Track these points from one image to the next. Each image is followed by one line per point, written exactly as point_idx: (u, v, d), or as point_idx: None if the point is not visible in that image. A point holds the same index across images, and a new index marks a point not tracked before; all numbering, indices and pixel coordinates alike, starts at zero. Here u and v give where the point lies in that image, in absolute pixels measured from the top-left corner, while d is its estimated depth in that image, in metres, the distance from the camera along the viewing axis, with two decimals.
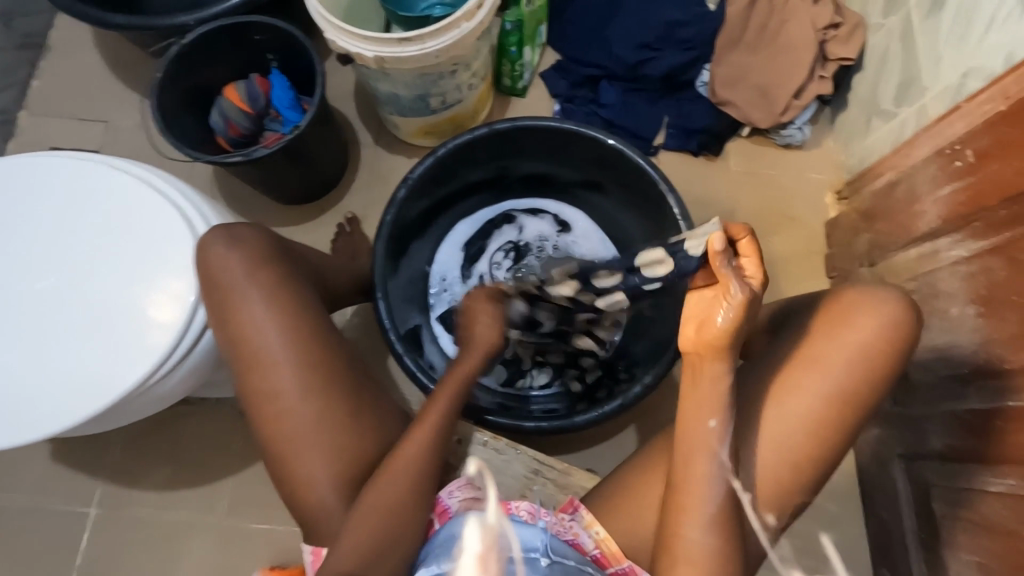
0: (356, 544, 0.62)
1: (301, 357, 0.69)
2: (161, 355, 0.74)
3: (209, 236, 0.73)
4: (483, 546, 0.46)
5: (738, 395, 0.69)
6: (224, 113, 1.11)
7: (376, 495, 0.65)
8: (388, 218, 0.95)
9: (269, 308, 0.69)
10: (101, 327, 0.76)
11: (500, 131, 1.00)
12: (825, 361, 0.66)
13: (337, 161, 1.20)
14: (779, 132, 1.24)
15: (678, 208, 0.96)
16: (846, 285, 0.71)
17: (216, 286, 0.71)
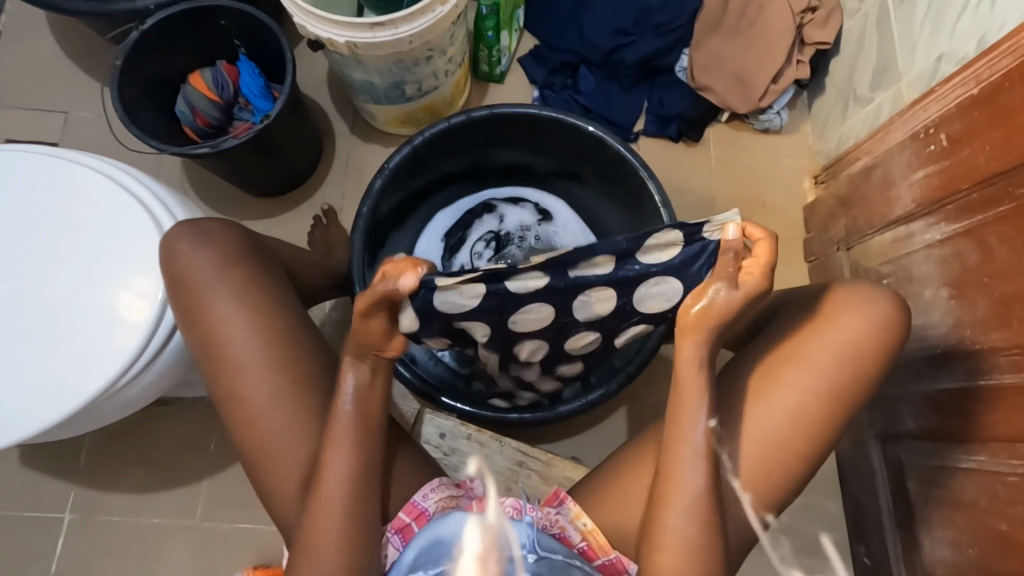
0: (329, 545, 0.61)
1: (269, 355, 0.67)
2: (131, 358, 0.71)
3: (177, 232, 0.70)
4: (485, 547, 0.61)
5: (725, 387, 0.70)
6: (190, 102, 1.06)
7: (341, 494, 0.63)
8: (365, 210, 0.93)
9: (242, 306, 0.67)
10: (64, 329, 0.73)
11: (477, 119, 0.98)
12: (816, 356, 0.66)
13: (311, 151, 1.17)
14: (758, 117, 1.24)
15: (660, 196, 0.95)
16: (837, 284, 0.71)
17: (182, 283, 0.68)
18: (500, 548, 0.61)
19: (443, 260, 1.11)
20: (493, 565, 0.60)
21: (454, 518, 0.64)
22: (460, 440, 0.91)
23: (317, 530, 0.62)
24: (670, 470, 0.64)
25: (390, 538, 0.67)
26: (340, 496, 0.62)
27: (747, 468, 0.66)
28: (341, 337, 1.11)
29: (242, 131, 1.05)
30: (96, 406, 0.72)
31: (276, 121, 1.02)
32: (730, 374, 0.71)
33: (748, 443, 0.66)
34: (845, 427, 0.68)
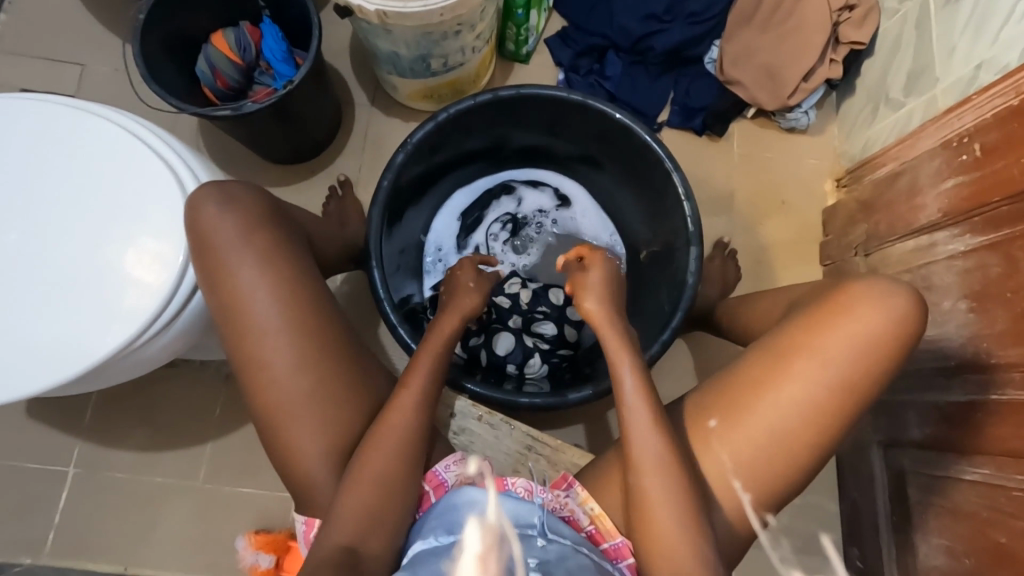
0: (346, 513, 0.62)
1: (294, 325, 0.66)
2: (149, 318, 0.71)
3: (203, 195, 0.69)
4: (483, 547, 0.59)
5: (729, 377, 0.69)
6: (211, 63, 1.04)
7: (374, 466, 0.64)
8: (386, 183, 0.92)
9: (262, 272, 0.67)
10: (84, 285, 0.72)
11: (504, 98, 0.96)
12: (831, 351, 0.65)
13: (328, 122, 1.16)
14: (785, 115, 1.22)
15: (683, 187, 0.93)
16: (855, 277, 0.69)
17: (206, 247, 0.68)
18: (502, 552, 0.59)
19: (459, 239, 1.13)
20: (493, 564, 0.58)
21: (465, 495, 0.66)
22: (470, 420, 0.89)
23: (342, 497, 0.63)
24: (671, 463, 0.64)
25: None
26: (359, 469, 0.64)
27: (749, 461, 0.65)
28: (354, 313, 1.10)
29: (263, 97, 1.03)
30: (112, 364, 0.71)
31: (299, 87, 1.00)
32: (734, 365, 0.70)
33: (753, 436, 0.65)
34: (853, 424, 0.67)
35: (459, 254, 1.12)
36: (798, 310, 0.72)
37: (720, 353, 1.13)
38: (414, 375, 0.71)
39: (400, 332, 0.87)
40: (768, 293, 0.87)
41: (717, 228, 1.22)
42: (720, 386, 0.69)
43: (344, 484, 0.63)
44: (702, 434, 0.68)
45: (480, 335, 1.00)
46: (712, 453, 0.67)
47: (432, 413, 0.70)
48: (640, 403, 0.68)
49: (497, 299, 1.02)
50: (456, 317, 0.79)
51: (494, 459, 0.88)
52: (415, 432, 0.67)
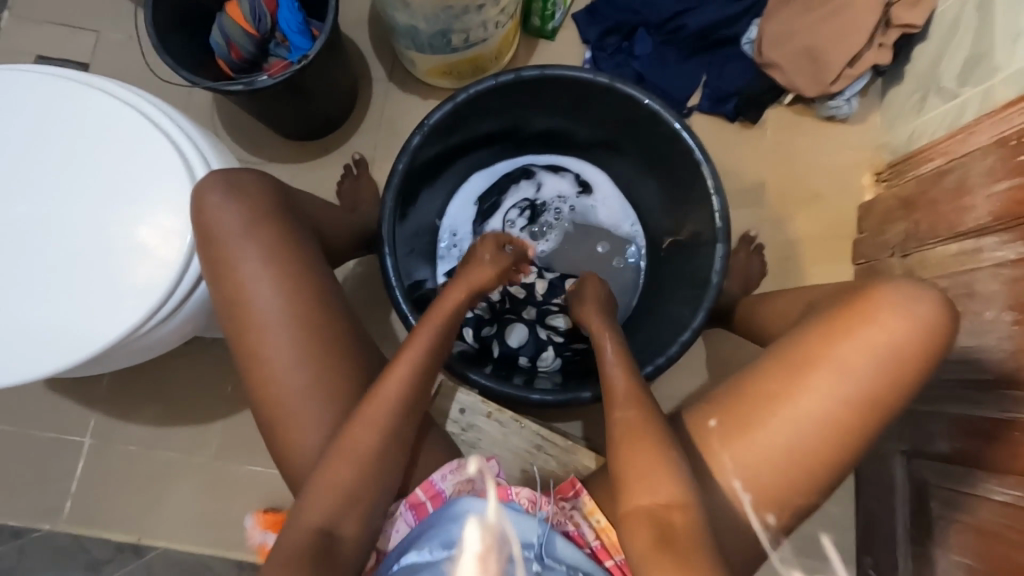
0: (320, 500, 0.61)
1: (289, 318, 0.64)
2: (154, 302, 0.70)
3: (208, 182, 0.67)
4: (482, 548, 0.60)
5: (739, 387, 0.65)
6: (225, 34, 1.00)
7: (354, 446, 0.62)
8: (400, 166, 0.89)
9: (267, 264, 0.65)
10: (89, 268, 0.71)
11: (526, 79, 0.91)
12: (850, 363, 0.61)
13: (344, 99, 1.12)
14: (825, 103, 1.14)
15: (713, 180, 0.88)
16: (876, 281, 0.65)
17: (206, 235, 0.66)
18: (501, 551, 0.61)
19: (474, 225, 1.09)
20: (492, 565, 0.59)
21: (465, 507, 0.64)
22: (479, 416, 0.88)
23: (315, 484, 0.61)
24: (663, 455, 0.62)
25: (403, 513, 0.67)
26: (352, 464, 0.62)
27: (763, 476, 0.62)
28: (365, 297, 1.09)
29: (277, 71, 0.99)
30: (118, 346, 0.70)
31: (314, 60, 0.96)
32: (746, 374, 0.66)
33: (765, 448, 0.62)
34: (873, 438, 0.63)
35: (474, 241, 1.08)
36: (816, 312, 0.68)
37: (740, 353, 1.09)
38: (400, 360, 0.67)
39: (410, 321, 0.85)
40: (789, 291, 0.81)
41: (745, 220, 1.16)
42: (735, 389, 0.66)
43: (321, 471, 0.62)
44: (708, 440, 0.64)
45: (492, 325, 0.98)
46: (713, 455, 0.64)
47: (420, 399, 0.67)
48: (638, 407, 0.68)
49: (511, 289, 0.99)
50: (464, 294, 0.77)
51: (502, 456, 0.87)
52: (398, 412, 0.64)
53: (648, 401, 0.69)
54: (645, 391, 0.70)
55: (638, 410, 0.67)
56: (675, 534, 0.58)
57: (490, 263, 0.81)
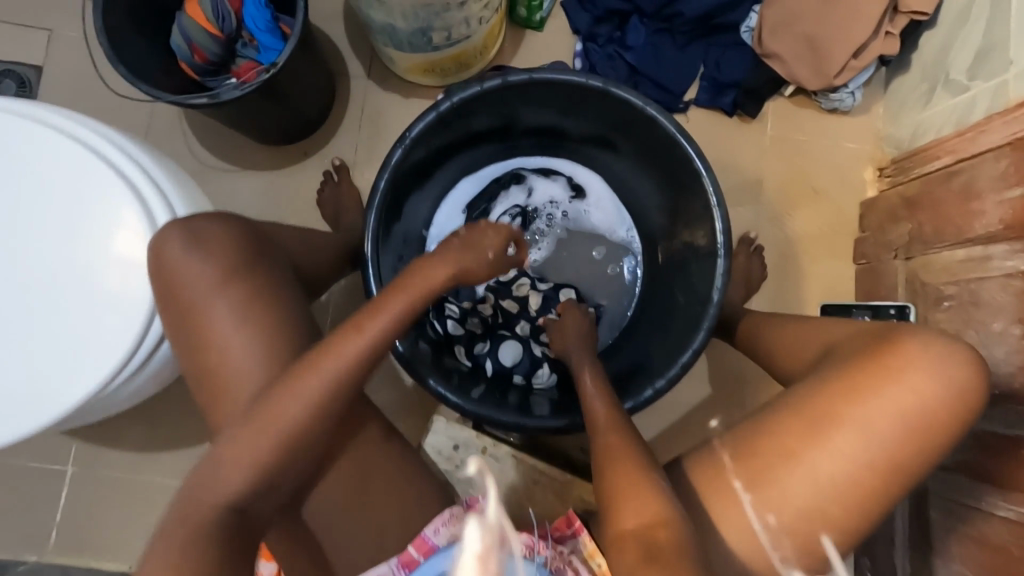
0: (239, 454, 0.58)
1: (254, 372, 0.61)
2: (127, 350, 0.65)
3: (169, 233, 0.63)
4: (483, 547, 0.51)
5: (751, 427, 0.63)
6: (187, 36, 0.93)
7: (283, 408, 0.59)
8: (383, 183, 0.83)
9: (237, 312, 0.61)
10: (45, 324, 0.65)
11: (513, 84, 0.85)
12: (877, 423, 0.59)
13: (320, 101, 1.05)
14: (827, 95, 1.09)
15: (714, 191, 0.83)
16: (908, 334, 0.62)
17: (170, 295, 0.62)
18: (501, 552, 0.52)
19: None
20: (493, 567, 0.50)
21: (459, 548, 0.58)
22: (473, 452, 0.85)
23: (235, 435, 0.59)
24: (641, 473, 0.62)
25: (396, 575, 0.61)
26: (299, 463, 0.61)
27: (780, 534, 0.60)
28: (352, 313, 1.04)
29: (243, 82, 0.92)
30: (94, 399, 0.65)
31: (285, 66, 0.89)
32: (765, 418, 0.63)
33: (783, 507, 0.59)
34: (900, 499, 0.61)
35: None
36: (831, 361, 0.65)
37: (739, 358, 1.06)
38: (341, 345, 0.61)
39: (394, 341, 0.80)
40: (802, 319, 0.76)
41: (744, 219, 1.12)
42: (739, 433, 0.64)
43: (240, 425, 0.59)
44: (720, 479, 0.62)
45: (485, 341, 0.95)
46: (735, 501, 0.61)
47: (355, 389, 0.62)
48: (633, 449, 0.66)
49: (504, 303, 0.98)
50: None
51: (501, 494, 0.84)
52: (341, 387, 0.60)
53: (631, 431, 0.69)
54: (621, 414, 0.72)
55: (618, 438, 0.68)
56: (661, 548, 0.56)
57: (489, 263, 0.69)
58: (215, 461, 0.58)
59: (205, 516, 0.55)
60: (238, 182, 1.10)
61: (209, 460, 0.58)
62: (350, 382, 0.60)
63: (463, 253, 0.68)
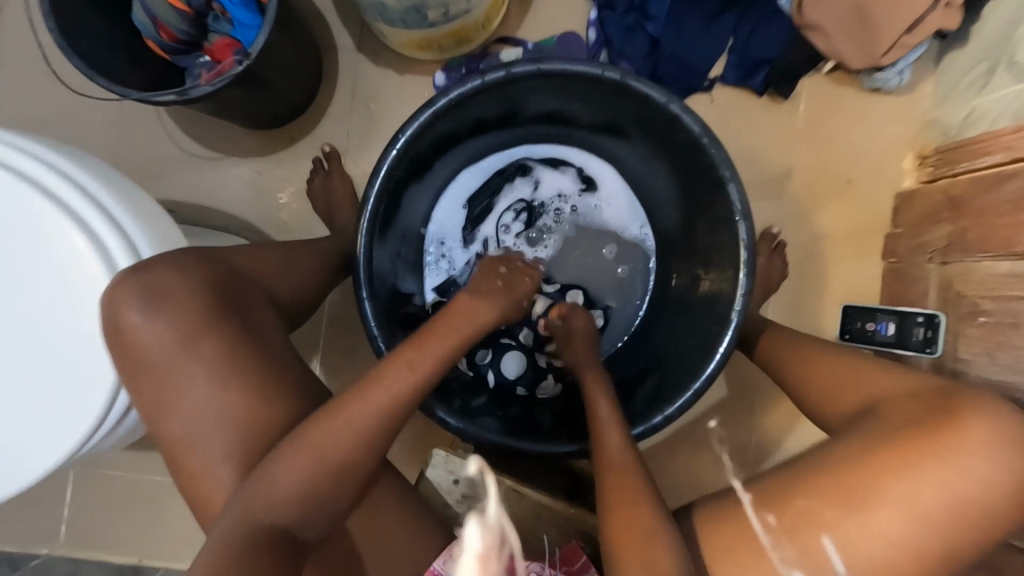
0: (287, 478, 0.54)
1: (238, 421, 0.57)
2: (102, 408, 0.61)
3: (121, 288, 0.57)
4: (482, 547, 0.51)
5: (784, 483, 0.60)
6: (150, 11, 0.83)
7: (332, 434, 0.56)
8: (374, 192, 0.76)
9: (216, 363, 0.57)
10: (11, 383, 0.61)
11: (518, 76, 0.76)
12: (928, 503, 0.55)
13: (305, 82, 0.95)
14: (871, 75, 0.98)
15: (740, 204, 0.75)
16: (980, 407, 0.57)
17: (126, 354, 0.57)
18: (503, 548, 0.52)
19: (465, 231, 0.97)
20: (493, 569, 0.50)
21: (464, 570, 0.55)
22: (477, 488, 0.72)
23: (279, 457, 0.55)
24: (625, 482, 0.64)
25: None
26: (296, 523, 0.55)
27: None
28: (348, 312, 1.01)
29: (209, 78, 0.82)
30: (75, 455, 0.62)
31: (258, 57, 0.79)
32: (800, 467, 0.60)
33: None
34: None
35: (464, 250, 0.96)
36: (872, 423, 0.61)
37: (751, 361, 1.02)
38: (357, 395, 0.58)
39: None
40: (831, 354, 0.72)
41: (766, 213, 1.04)
42: (765, 482, 0.61)
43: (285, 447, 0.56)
44: (734, 526, 0.60)
45: (487, 348, 0.90)
46: (751, 562, 0.58)
47: (364, 445, 0.57)
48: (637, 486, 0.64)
49: None
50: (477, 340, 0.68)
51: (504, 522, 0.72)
52: (372, 432, 0.57)
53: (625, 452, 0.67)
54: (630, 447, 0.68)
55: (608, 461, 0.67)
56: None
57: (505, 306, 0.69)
58: (258, 485, 0.54)
59: (248, 540, 0.52)
60: (223, 172, 1.02)
61: (252, 483, 0.55)
62: (354, 433, 0.56)
63: (503, 295, 0.69)
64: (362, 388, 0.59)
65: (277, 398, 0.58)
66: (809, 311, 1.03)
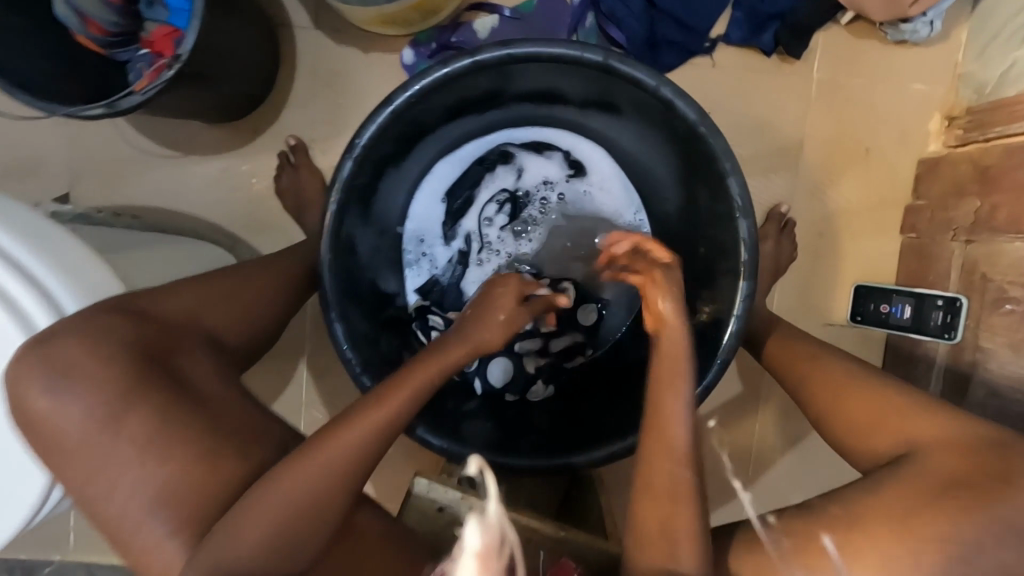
0: (254, 523, 0.50)
1: (193, 480, 0.54)
2: (44, 488, 0.57)
3: (21, 367, 0.54)
4: (483, 547, 0.42)
5: (798, 517, 0.56)
6: (73, 4, 0.74)
7: (299, 481, 0.52)
8: (333, 206, 0.69)
9: (153, 428, 0.55)
10: None
11: (487, 63, 0.67)
12: (952, 564, 0.51)
13: (257, 68, 0.86)
14: (897, 26, 0.86)
15: (741, 200, 0.68)
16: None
17: (42, 445, 0.55)
18: (507, 556, 0.43)
19: (445, 227, 0.90)
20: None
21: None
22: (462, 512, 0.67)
23: (243, 505, 0.51)
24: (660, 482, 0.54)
25: None
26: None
27: None
28: None
29: (150, 76, 0.73)
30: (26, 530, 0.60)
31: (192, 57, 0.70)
32: (816, 505, 0.57)
33: None
34: None
35: (446, 246, 0.90)
36: (907, 471, 0.55)
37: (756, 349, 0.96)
38: (323, 443, 0.53)
39: (365, 384, 0.71)
40: (850, 374, 0.67)
41: (775, 188, 0.95)
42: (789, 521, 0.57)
43: (251, 493, 0.52)
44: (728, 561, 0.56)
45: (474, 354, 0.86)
46: None
47: (334, 497, 0.53)
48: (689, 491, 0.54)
49: None
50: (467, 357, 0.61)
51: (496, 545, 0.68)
52: (343, 483, 0.53)
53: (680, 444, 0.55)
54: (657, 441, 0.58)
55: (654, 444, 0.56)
56: None
57: (508, 324, 0.61)
58: (221, 538, 0.50)
59: None
60: (185, 171, 0.95)
61: (215, 541, 0.50)
62: (321, 487, 0.52)
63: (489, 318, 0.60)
64: (330, 433, 0.54)
65: (222, 457, 0.55)
66: (822, 292, 0.96)
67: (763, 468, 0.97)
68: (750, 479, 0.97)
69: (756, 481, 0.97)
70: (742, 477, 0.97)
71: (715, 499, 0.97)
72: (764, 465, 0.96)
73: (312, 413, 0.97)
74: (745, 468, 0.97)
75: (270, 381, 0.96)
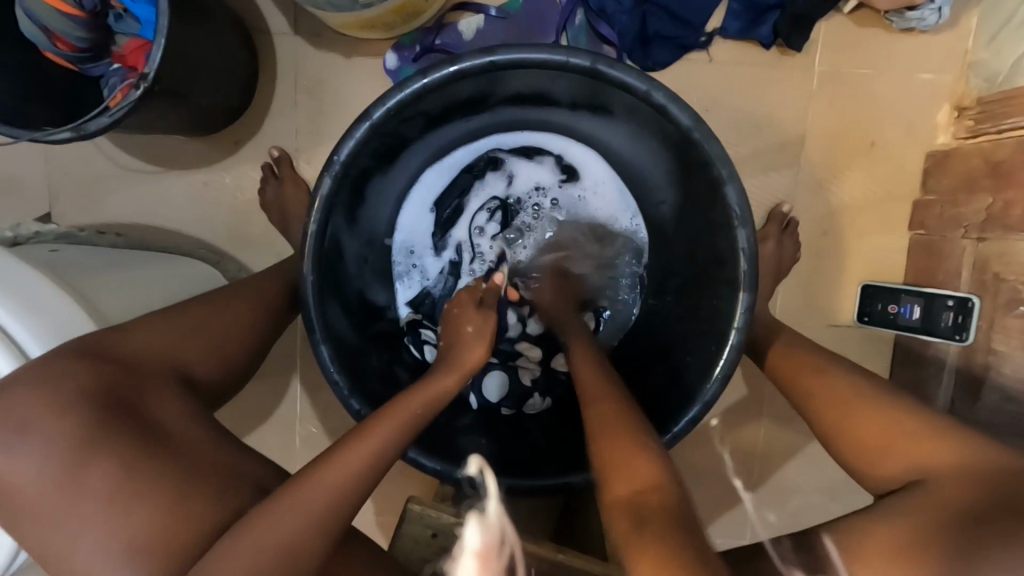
0: (230, 571, 0.48)
1: (170, 524, 0.52)
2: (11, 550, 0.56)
3: None
4: (484, 545, 0.44)
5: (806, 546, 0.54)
6: (36, 19, 0.70)
7: (281, 522, 0.50)
8: (314, 225, 0.67)
9: (126, 470, 0.53)
10: None
11: (468, 71, 0.64)
12: None
13: (234, 79, 0.83)
14: (903, 13, 0.82)
15: (739, 208, 0.64)
16: None
17: (6, 500, 0.53)
18: (507, 561, 0.44)
19: (435, 237, 0.87)
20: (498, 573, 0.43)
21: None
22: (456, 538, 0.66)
23: (218, 552, 0.50)
24: (636, 442, 0.55)
25: None
26: None
27: None
28: None
29: (121, 91, 0.70)
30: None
31: (160, 73, 0.67)
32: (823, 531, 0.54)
33: None
34: None
35: (436, 257, 0.87)
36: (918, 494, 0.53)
37: None
38: (306, 484, 0.52)
39: (354, 407, 0.69)
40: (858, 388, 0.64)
41: (776, 186, 0.91)
42: (797, 547, 0.55)
43: (228, 539, 0.50)
44: None
45: None
46: None
47: (315, 538, 0.51)
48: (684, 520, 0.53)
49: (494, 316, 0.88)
50: (454, 377, 0.64)
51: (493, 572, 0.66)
52: (325, 523, 0.51)
53: (629, 400, 0.62)
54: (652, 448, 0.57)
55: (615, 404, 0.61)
56: None
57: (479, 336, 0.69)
58: None
59: None
60: (168, 185, 0.93)
61: None
62: (302, 529, 0.51)
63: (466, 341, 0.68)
64: (314, 474, 0.53)
65: (199, 498, 0.53)
66: (827, 293, 0.92)
67: (768, 473, 0.94)
68: (755, 484, 0.94)
69: (761, 485, 0.94)
70: (747, 481, 0.95)
71: (719, 507, 0.95)
72: (768, 471, 0.94)
73: (307, 427, 0.95)
74: (750, 472, 0.94)
75: (263, 396, 0.95)
